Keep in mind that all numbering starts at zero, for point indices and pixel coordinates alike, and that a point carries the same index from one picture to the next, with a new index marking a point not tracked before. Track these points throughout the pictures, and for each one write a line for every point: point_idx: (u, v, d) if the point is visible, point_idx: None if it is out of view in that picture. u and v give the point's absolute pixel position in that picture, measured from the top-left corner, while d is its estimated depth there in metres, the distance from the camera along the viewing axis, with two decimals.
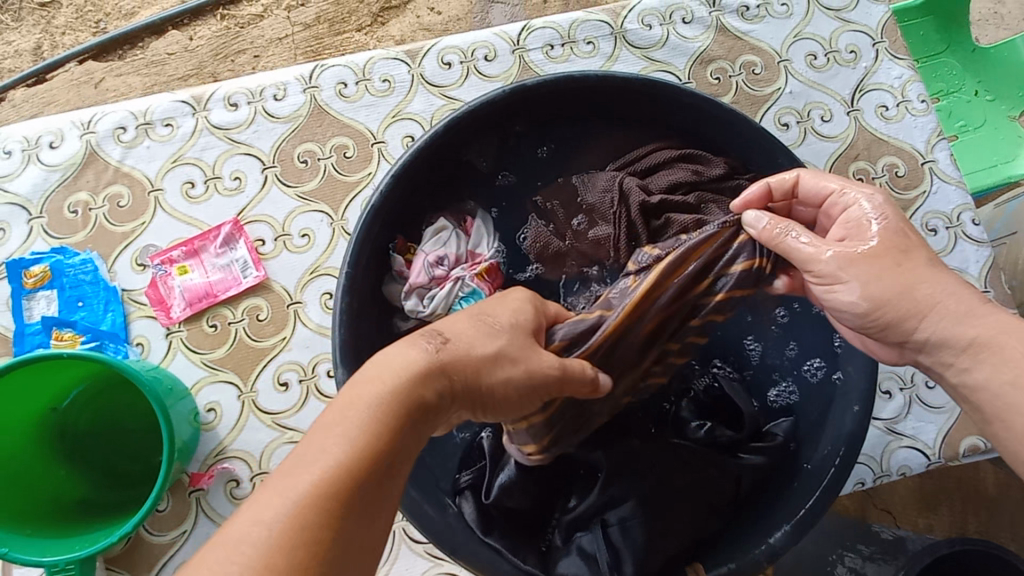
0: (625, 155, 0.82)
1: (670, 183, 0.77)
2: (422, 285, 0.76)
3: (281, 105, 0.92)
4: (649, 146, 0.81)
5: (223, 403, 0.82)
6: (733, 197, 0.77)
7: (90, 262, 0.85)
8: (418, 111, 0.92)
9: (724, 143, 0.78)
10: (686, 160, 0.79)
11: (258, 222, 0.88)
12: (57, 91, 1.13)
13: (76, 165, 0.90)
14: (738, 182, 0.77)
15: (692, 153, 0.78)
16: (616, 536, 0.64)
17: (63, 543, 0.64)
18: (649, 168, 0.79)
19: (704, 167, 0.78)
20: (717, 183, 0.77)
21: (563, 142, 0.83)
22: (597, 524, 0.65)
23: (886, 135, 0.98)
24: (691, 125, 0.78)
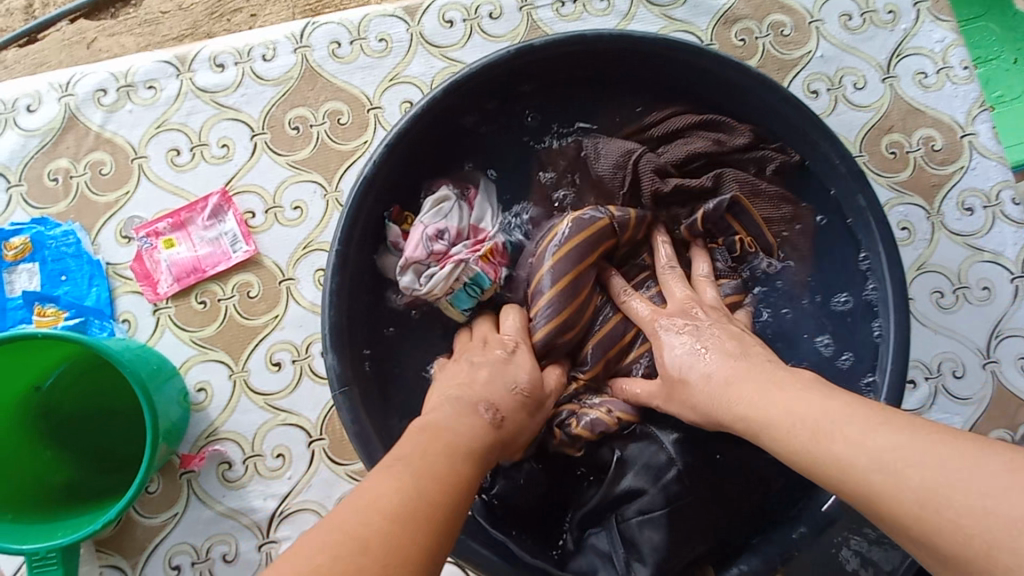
0: (640, 118, 0.76)
1: (686, 154, 0.73)
2: (420, 260, 0.68)
3: (270, 67, 0.85)
4: (667, 109, 0.75)
5: (214, 383, 0.79)
6: (757, 169, 0.73)
7: (72, 234, 0.81)
8: (417, 74, 0.86)
9: (743, 107, 0.72)
10: (707, 128, 0.73)
11: (247, 192, 0.83)
12: (48, 51, 1.07)
13: (56, 130, 0.85)
14: (764, 152, 0.72)
15: (713, 118, 0.72)
16: (633, 530, 0.62)
17: (48, 530, 0.62)
18: (665, 137, 0.74)
19: (726, 135, 0.73)
20: (740, 153, 0.73)
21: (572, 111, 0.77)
22: (611, 521, 0.64)
23: (924, 105, 0.90)
24: (712, 89, 0.72)
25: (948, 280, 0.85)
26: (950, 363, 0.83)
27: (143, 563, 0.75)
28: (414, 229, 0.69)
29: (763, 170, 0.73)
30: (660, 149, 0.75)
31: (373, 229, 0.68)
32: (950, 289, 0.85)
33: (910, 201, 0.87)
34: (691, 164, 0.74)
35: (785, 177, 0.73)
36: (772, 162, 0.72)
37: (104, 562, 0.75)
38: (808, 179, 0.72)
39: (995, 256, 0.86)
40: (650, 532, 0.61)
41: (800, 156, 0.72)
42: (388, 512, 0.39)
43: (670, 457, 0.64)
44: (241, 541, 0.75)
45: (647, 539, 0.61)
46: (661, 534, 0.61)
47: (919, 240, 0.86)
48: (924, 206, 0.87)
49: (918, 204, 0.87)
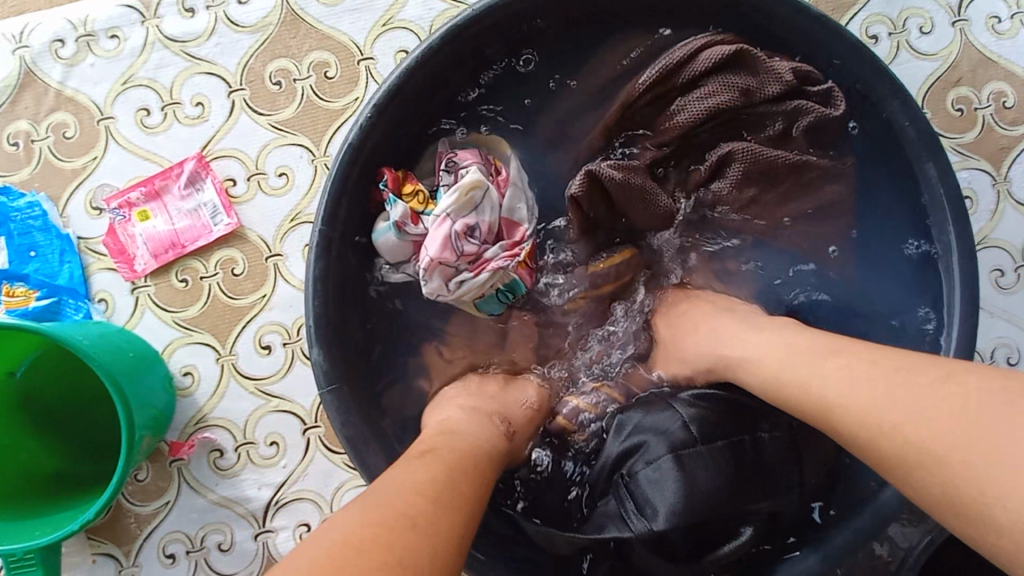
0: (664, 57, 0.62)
1: (706, 112, 0.61)
2: (448, 260, 0.59)
3: (246, 11, 0.75)
4: (694, 41, 0.61)
5: (200, 367, 0.73)
6: (786, 123, 0.62)
7: (38, 205, 0.74)
8: (413, 19, 0.75)
9: (795, 55, 0.62)
10: (737, 69, 0.60)
11: (227, 157, 0.74)
12: None
13: (12, 87, 0.76)
14: (798, 103, 0.60)
15: (746, 58, 0.59)
16: (642, 483, 0.57)
17: (23, 529, 0.58)
18: (685, 87, 0.62)
19: (757, 81, 0.60)
20: (768, 104, 0.61)
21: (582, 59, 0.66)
22: (619, 484, 0.59)
23: (998, 54, 0.78)
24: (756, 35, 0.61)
25: (1010, 257, 0.76)
26: (1005, 350, 0.75)
27: (136, 551, 0.72)
28: (438, 224, 0.59)
29: (791, 125, 0.62)
30: (676, 100, 0.63)
31: (366, 206, 0.60)
32: (1012, 267, 0.76)
33: (974, 166, 0.77)
34: (709, 121, 0.62)
35: (819, 134, 0.62)
36: (807, 116, 0.60)
37: (96, 551, 0.72)
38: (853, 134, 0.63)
39: None
40: (661, 484, 0.56)
41: (843, 109, 0.60)
42: (423, 488, 0.39)
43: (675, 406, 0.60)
44: (236, 531, 0.72)
45: (657, 493, 0.56)
46: (672, 481, 0.56)
47: (981, 211, 0.76)
48: (990, 172, 0.77)
49: (983, 170, 0.77)
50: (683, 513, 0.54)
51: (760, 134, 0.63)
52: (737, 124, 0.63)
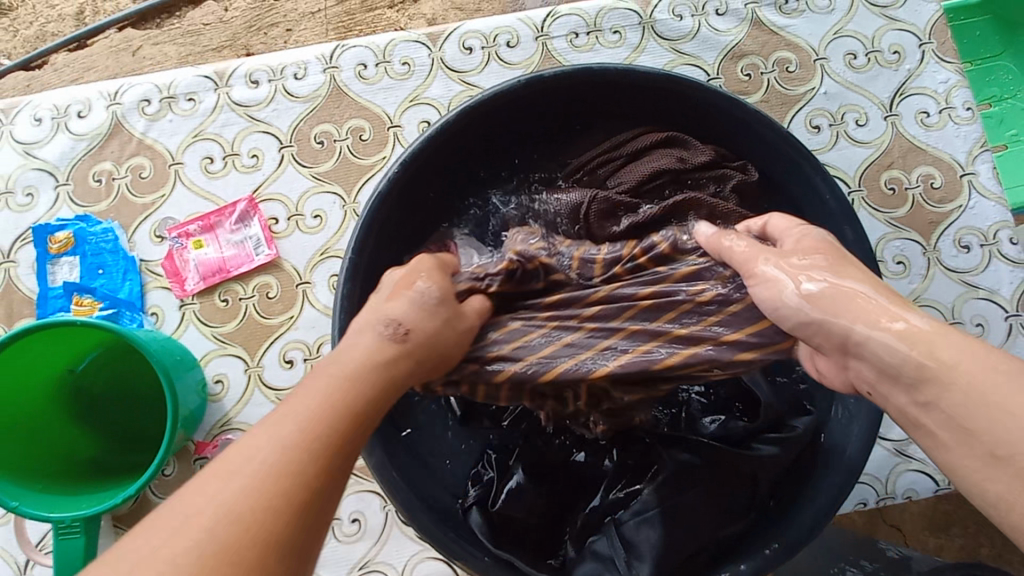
0: (612, 138, 0.80)
1: (652, 171, 0.76)
2: None
3: (300, 85, 0.92)
4: (635, 129, 0.79)
5: (230, 376, 0.84)
6: (717, 185, 0.76)
7: (111, 231, 0.88)
8: (435, 97, 0.91)
9: (730, 137, 0.76)
10: (671, 146, 0.77)
11: (272, 200, 0.89)
12: (97, 57, 1.07)
13: (102, 135, 0.92)
14: (723, 171, 0.76)
15: (676, 138, 0.77)
16: (630, 532, 0.63)
17: (70, 501, 0.67)
18: (631, 157, 0.78)
19: (689, 153, 0.77)
20: (702, 169, 0.76)
21: (556, 136, 0.81)
22: (610, 527, 0.65)
23: (925, 144, 0.93)
24: (697, 121, 0.77)
25: (942, 314, 0.87)
26: None
27: None
28: None
29: (722, 186, 0.76)
30: (625, 165, 0.78)
31: (387, 244, 0.73)
32: (943, 324, 0.87)
33: (907, 237, 0.89)
34: (654, 180, 0.77)
35: (746, 195, 0.77)
36: (733, 180, 0.76)
37: (119, 538, 0.80)
38: (774, 193, 0.77)
39: (990, 294, 0.88)
40: (648, 531, 0.62)
41: (758, 176, 0.77)
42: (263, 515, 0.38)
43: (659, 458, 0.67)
44: None
45: (645, 538, 0.62)
46: (657, 532, 0.62)
47: (914, 275, 0.88)
48: (920, 242, 0.89)
49: (915, 240, 0.89)
50: (665, 559, 0.61)
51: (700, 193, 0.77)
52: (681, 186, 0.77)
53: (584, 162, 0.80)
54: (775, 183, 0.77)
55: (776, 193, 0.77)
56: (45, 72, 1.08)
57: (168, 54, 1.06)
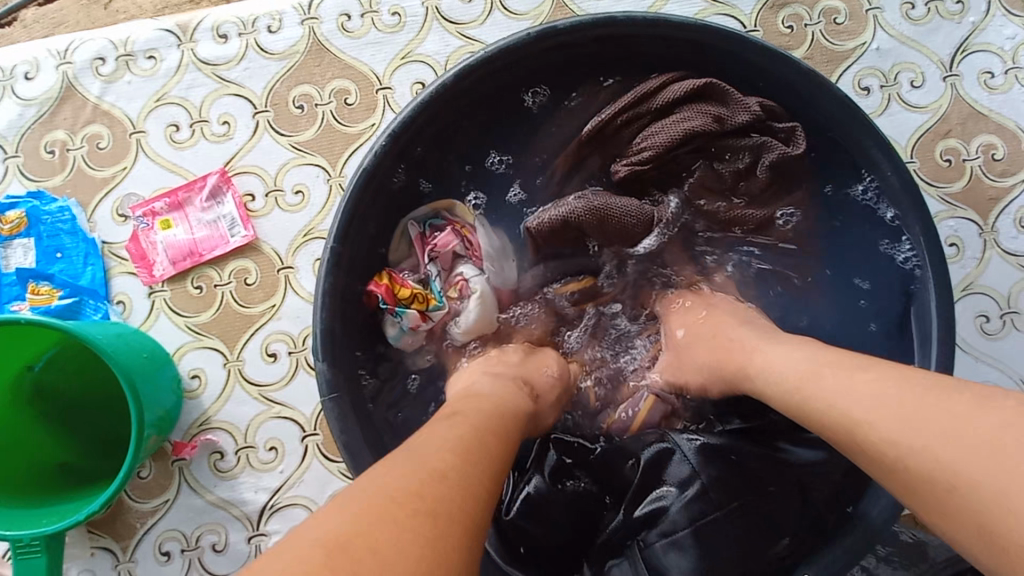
0: (636, 88, 0.67)
1: (680, 135, 0.65)
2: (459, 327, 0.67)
3: (276, 40, 0.80)
4: (663, 78, 0.66)
5: (208, 370, 0.76)
6: (754, 156, 0.66)
7: (68, 210, 0.78)
8: (431, 53, 0.80)
9: (772, 95, 0.65)
10: (708, 101, 0.65)
11: (247, 174, 0.79)
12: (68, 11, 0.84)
13: (54, 99, 0.81)
14: (764, 140, 0.65)
15: (716, 91, 0.64)
16: (658, 557, 0.56)
17: (29, 516, 0.61)
18: (658, 113, 0.66)
19: (728, 111, 0.65)
20: (738, 134, 0.66)
21: (569, 90, 0.68)
22: (633, 549, 0.57)
23: (988, 109, 0.81)
24: (735, 74, 0.65)
25: (996, 303, 0.78)
26: None
27: (133, 548, 0.74)
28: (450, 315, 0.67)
29: (760, 159, 0.66)
30: (649, 125, 0.67)
31: (374, 215, 0.63)
32: (997, 313, 0.78)
33: (961, 216, 0.79)
34: (685, 145, 0.66)
35: (784, 167, 0.66)
36: (773, 150, 0.65)
37: (95, 545, 0.74)
38: (819, 158, 0.67)
39: None
40: (677, 556, 0.55)
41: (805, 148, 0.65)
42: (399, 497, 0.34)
43: (692, 468, 0.58)
44: (231, 532, 0.74)
45: (673, 564, 0.55)
46: (688, 559, 0.55)
47: (968, 258, 0.79)
48: (976, 221, 0.79)
49: (971, 219, 0.79)
50: None
51: (730, 164, 0.67)
52: (709, 152, 0.67)
53: (607, 118, 0.67)
54: (819, 151, 0.67)
55: (820, 161, 0.67)
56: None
57: (143, 7, 0.83)
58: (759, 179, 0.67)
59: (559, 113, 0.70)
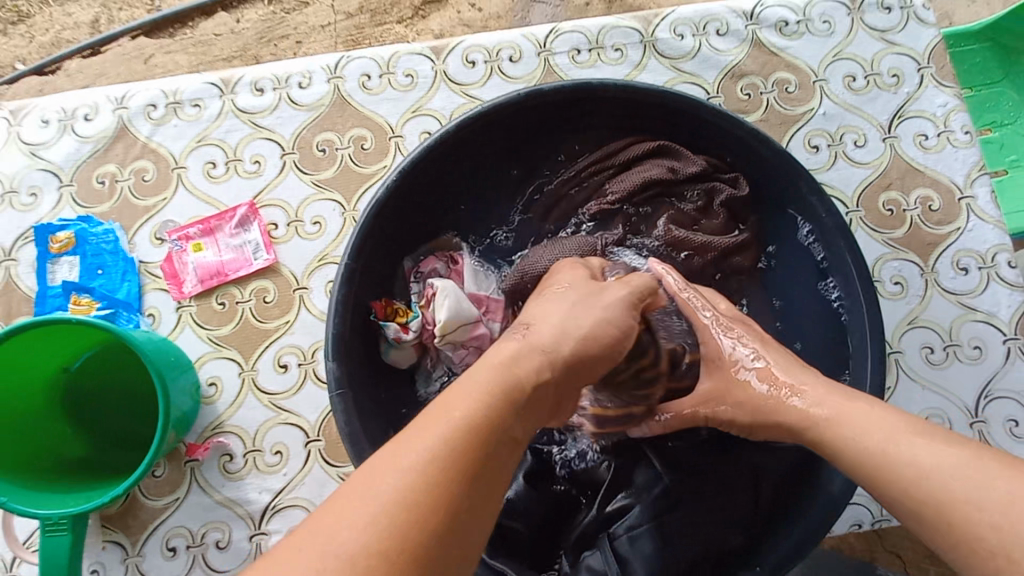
0: (604, 146, 0.81)
1: (641, 182, 0.77)
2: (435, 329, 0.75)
3: (305, 93, 0.93)
4: (623, 141, 0.80)
5: (224, 378, 0.84)
6: (707, 198, 0.78)
7: (112, 232, 0.89)
8: (438, 108, 0.92)
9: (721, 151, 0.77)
10: (662, 156, 0.78)
11: (273, 206, 0.89)
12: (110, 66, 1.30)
13: (108, 138, 0.93)
14: (713, 185, 0.77)
15: (668, 148, 0.78)
16: (624, 546, 0.62)
17: (58, 498, 0.67)
18: (623, 166, 0.79)
19: (680, 164, 0.78)
20: (692, 182, 0.78)
21: (550, 143, 0.81)
22: (605, 540, 0.64)
23: (923, 166, 0.93)
24: (689, 132, 0.77)
25: (939, 336, 0.86)
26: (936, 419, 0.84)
27: (141, 542, 0.79)
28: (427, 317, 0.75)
29: (712, 200, 0.78)
30: (614, 176, 0.80)
31: (386, 240, 0.74)
32: (940, 345, 0.86)
33: (904, 257, 0.89)
34: (646, 191, 0.78)
35: (733, 208, 0.78)
36: (721, 193, 0.77)
37: (106, 538, 0.79)
38: (764, 203, 0.79)
39: (988, 317, 0.87)
40: (641, 544, 0.62)
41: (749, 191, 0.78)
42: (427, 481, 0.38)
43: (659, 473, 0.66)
44: (234, 530, 0.79)
45: (638, 551, 0.62)
46: (651, 545, 0.62)
47: (912, 295, 0.88)
48: (917, 263, 0.89)
49: (914, 261, 0.89)
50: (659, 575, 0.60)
51: (690, 203, 0.79)
52: (668, 196, 0.79)
53: (580, 168, 0.81)
54: (764, 195, 0.78)
55: (762, 206, 0.79)
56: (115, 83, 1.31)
57: (178, 61, 1.34)
58: (716, 215, 0.78)
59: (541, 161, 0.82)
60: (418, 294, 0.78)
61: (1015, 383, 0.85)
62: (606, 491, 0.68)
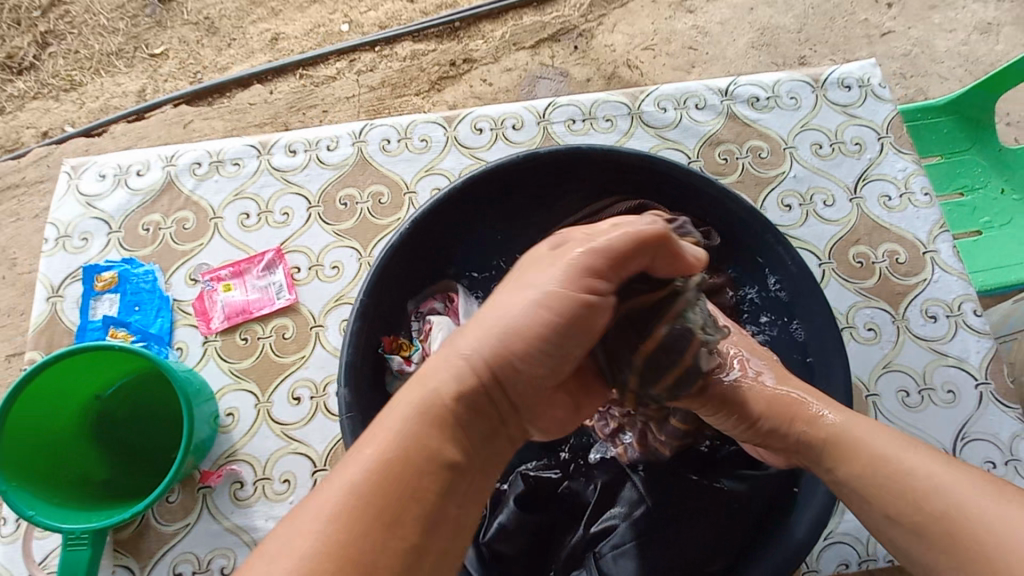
0: (589, 203, 0.89)
1: None
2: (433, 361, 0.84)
3: (332, 154, 1.06)
4: (606, 200, 0.89)
5: (241, 409, 0.90)
6: None
7: (151, 273, 0.98)
8: (448, 169, 1.04)
9: (696, 209, 0.86)
10: (642, 213, 0.86)
11: (297, 252, 0.99)
12: (151, 127, 1.57)
13: (155, 191, 1.05)
14: None
15: (646, 206, 0.86)
16: (610, 565, 0.65)
17: (79, 515, 0.73)
18: None
19: (657, 219, 0.86)
20: None
21: (543, 200, 0.91)
22: (591, 560, 0.67)
23: (888, 223, 1.02)
24: (667, 191, 0.86)
25: (914, 380, 0.92)
26: None
27: (150, 567, 0.82)
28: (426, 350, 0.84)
29: None
30: None
31: (394, 287, 0.82)
32: (915, 389, 0.91)
33: (875, 305, 0.96)
34: None
35: None
36: None
37: (117, 562, 0.83)
38: (738, 254, 0.86)
39: (959, 362, 0.93)
40: (625, 563, 0.65)
41: (721, 242, 0.86)
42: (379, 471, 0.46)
43: (641, 495, 0.69)
44: (238, 556, 0.83)
45: (622, 570, 0.64)
46: (633, 565, 0.64)
47: (885, 341, 0.94)
48: (888, 310, 0.96)
49: (885, 309, 0.96)
50: None
51: None
52: None
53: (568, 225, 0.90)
54: (738, 246, 0.86)
55: (735, 255, 0.86)
56: (159, 141, 1.56)
57: (215, 127, 1.57)
58: None
59: (536, 215, 0.92)
60: (419, 331, 0.86)
61: (991, 426, 0.89)
62: (593, 514, 0.71)
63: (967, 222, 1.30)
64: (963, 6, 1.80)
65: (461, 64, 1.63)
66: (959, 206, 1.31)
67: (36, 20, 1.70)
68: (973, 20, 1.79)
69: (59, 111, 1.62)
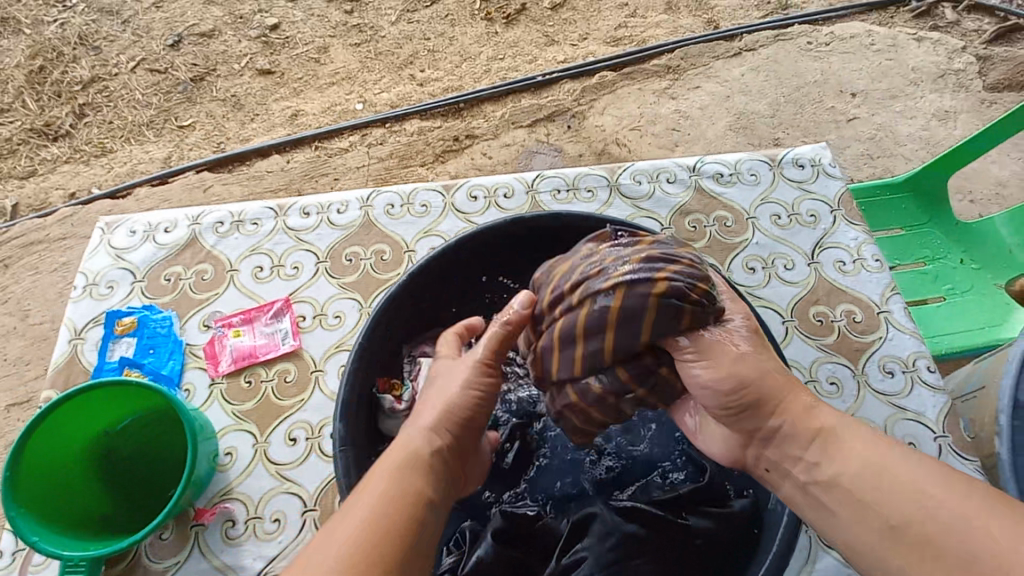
0: None
1: None
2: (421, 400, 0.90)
3: (342, 217, 1.18)
4: None
5: (240, 449, 0.95)
6: None
7: (168, 319, 1.07)
8: (446, 231, 1.16)
9: None
10: None
11: (304, 302, 1.08)
12: (174, 190, 1.72)
13: (179, 246, 1.16)
14: None
15: None
16: None
17: (80, 544, 0.77)
18: None
19: None
20: None
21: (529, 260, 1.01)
22: None
23: (844, 286, 1.12)
24: None
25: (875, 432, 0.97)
26: None
27: None
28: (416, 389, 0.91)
29: None
30: None
31: (391, 334, 0.90)
32: None
33: (836, 360, 1.04)
34: None
35: None
36: None
37: None
38: None
39: (917, 415, 0.99)
40: None
41: None
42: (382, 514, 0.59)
43: (612, 527, 0.74)
44: None
45: None
46: None
47: (847, 394, 1.01)
48: (848, 365, 1.03)
49: (845, 364, 1.04)
50: None
51: None
52: None
53: None
54: None
55: None
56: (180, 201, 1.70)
57: (233, 191, 1.72)
58: None
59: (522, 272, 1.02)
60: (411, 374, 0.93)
61: None
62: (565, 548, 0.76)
63: (932, 288, 1.39)
64: (920, 97, 2.01)
65: (463, 139, 1.81)
66: (922, 273, 1.41)
67: (77, 93, 1.91)
68: (930, 108, 1.99)
69: (88, 174, 1.78)
